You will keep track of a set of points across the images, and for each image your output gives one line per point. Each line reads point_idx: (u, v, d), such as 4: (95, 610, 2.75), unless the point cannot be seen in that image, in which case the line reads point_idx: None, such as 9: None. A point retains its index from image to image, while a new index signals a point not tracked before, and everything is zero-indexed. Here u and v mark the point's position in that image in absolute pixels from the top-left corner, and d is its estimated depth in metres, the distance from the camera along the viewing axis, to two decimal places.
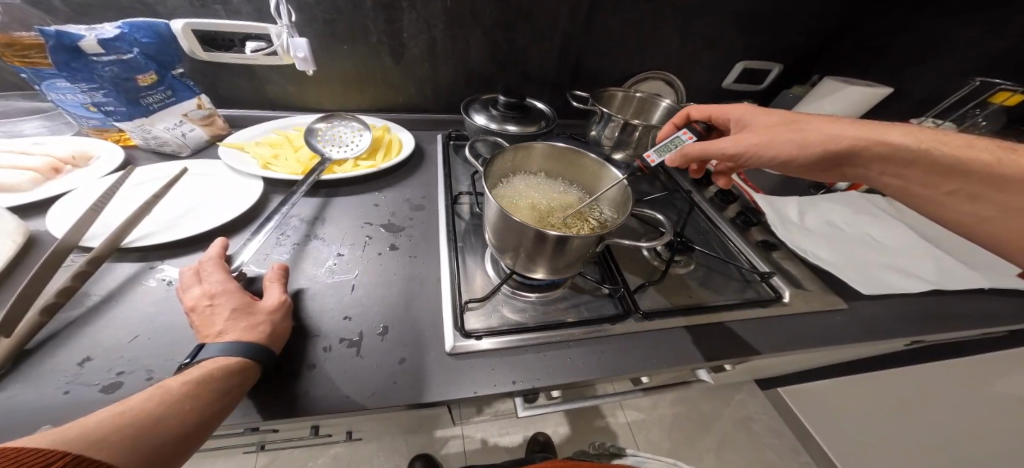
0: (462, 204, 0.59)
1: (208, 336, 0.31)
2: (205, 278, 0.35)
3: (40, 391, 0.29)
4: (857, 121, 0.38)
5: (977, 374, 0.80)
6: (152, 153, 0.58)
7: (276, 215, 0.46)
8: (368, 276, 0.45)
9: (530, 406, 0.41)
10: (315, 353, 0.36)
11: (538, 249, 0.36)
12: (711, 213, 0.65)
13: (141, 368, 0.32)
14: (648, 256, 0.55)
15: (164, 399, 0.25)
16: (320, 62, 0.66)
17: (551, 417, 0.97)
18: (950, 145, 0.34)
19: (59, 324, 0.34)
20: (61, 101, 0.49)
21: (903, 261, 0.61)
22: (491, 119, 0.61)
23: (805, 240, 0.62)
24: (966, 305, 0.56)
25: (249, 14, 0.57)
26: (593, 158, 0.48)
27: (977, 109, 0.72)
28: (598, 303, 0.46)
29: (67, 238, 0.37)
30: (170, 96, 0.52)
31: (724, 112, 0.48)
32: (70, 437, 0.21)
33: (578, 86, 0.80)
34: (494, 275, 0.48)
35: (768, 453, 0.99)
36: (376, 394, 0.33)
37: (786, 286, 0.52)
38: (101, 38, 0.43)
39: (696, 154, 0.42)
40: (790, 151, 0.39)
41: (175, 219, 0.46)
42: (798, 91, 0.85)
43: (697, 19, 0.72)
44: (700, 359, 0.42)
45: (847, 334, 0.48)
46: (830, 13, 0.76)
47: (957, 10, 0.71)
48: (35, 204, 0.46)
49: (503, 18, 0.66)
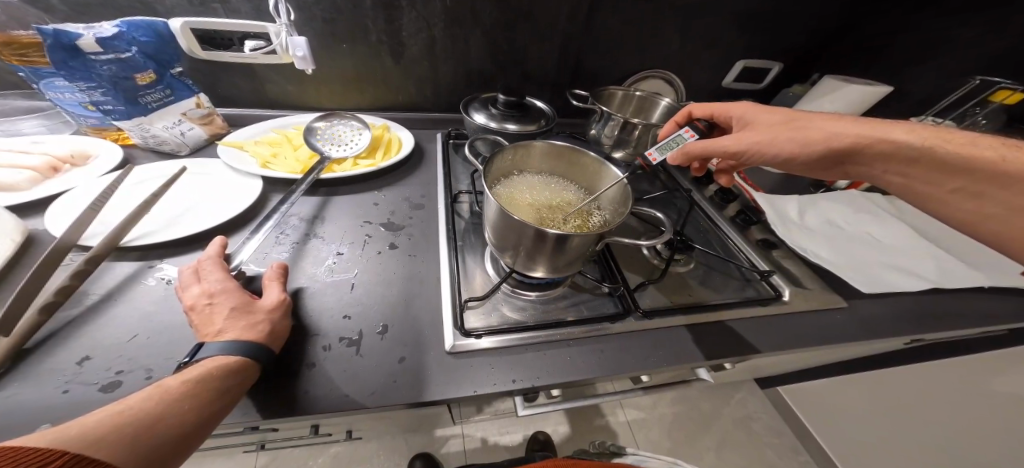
0: (462, 204, 0.59)
1: (208, 335, 0.31)
2: (205, 277, 0.35)
3: (39, 390, 0.29)
4: (860, 119, 0.38)
5: (977, 374, 0.80)
6: (152, 152, 0.58)
7: (275, 214, 0.46)
8: (368, 276, 0.45)
9: (530, 405, 0.41)
10: (315, 353, 0.35)
11: (538, 247, 0.36)
12: (711, 212, 0.65)
13: (141, 368, 0.32)
14: (648, 255, 0.55)
15: (164, 398, 0.25)
16: (319, 62, 0.65)
17: (551, 417, 0.97)
18: (954, 144, 0.34)
19: (59, 323, 0.34)
20: (59, 99, 0.48)
21: (903, 260, 0.61)
22: (491, 117, 0.61)
23: (805, 239, 0.61)
24: (967, 304, 0.56)
25: (248, 13, 0.57)
26: (594, 157, 0.48)
27: (977, 108, 0.72)
28: (598, 302, 0.46)
29: (67, 237, 0.37)
30: (169, 95, 0.52)
31: (725, 111, 0.48)
32: (69, 436, 0.21)
33: (578, 86, 0.80)
34: (494, 274, 0.48)
35: (767, 452, 0.99)
36: (376, 394, 0.33)
37: (786, 285, 0.52)
38: (99, 37, 0.43)
39: (697, 152, 0.42)
40: (792, 149, 0.39)
41: (175, 218, 0.46)
42: (798, 90, 0.85)
43: (697, 18, 0.72)
44: (700, 359, 0.41)
45: (847, 333, 0.48)
46: (830, 12, 0.76)
47: (957, 10, 0.71)
48: (35, 203, 0.46)
49: (502, 18, 0.66)
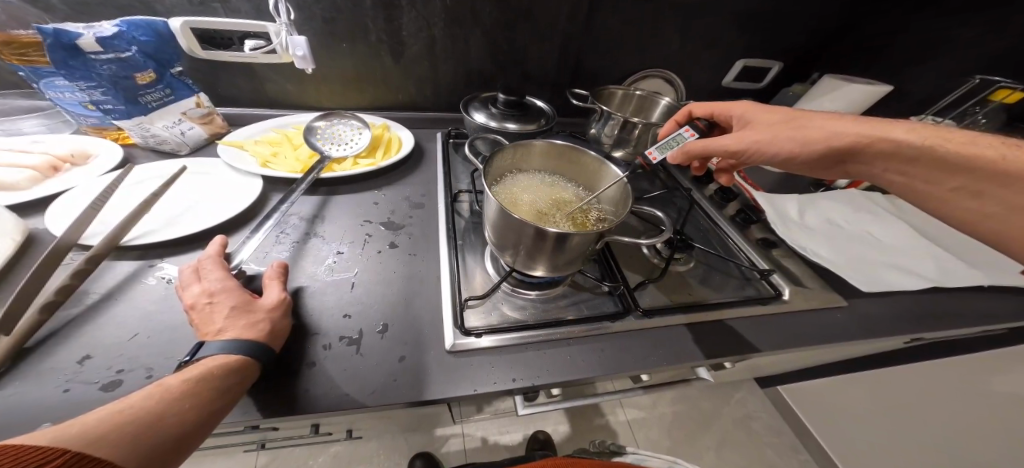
0: (462, 203, 0.59)
1: (208, 334, 0.31)
2: (205, 276, 0.35)
3: (40, 389, 0.29)
4: (861, 118, 0.38)
5: (976, 374, 0.81)
6: (152, 152, 0.58)
7: (275, 213, 0.46)
8: (367, 275, 0.45)
9: (530, 404, 0.41)
10: (315, 352, 0.35)
11: (537, 246, 0.36)
12: (711, 211, 0.65)
13: (141, 367, 0.32)
14: (648, 254, 0.55)
15: (164, 397, 0.25)
16: (319, 62, 0.65)
17: (551, 416, 0.97)
18: (954, 143, 0.34)
19: (59, 322, 0.34)
20: (59, 99, 0.48)
21: (903, 259, 0.61)
22: (492, 117, 0.61)
23: (805, 238, 0.61)
24: (967, 303, 0.56)
25: (248, 13, 0.57)
26: (593, 156, 0.48)
27: (977, 107, 0.72)
28: (598, 301, 0.47)
29: (67, 236, 0.37)
30: (170, 95, 0.52)
31: (726, 109, 0.48)
32: (69, 435, 0.21)
33: (578, 86, 0.80)
34: (494, 273, 0.48)
35: (767, 451, 0.99)
36: (376, 393, 0.33)
37: (786, 284, 0.52)
38: (99, 36, 0.43)
39: (697, 152, 0.43)
40: (792, 149, 0.39)
41: (175, 217, 0.46)
42: (798, 90, 0.85)
43: (697, 19, 0.72)
44: (700, 358, 0.42)
45: (847, 333, 0.48)
46: (829, 12, 0.76)
47: (957, 10, 0.71)
48: (36, 202, 0.46)
49: (502, 18, 0.66)
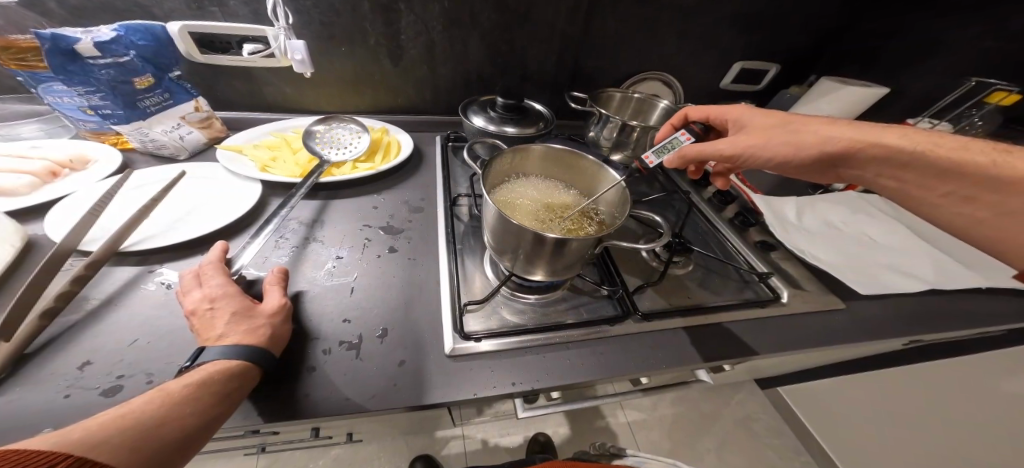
0: (461, 207, 0.59)
1: (208, 339, 0.31)
2: (206, 281, 0.35)
3: (41, 394, 0.29)
4: (855, 122, 0.38)
5: (974, 374, 0.81)
6: (151, 156, 0.57)
7: (275, 218, 0.46)
8: (366, 280, 0.44)
9: (530, 406, 0.41)
10: (315, 356, 0.36)
11: (537, 251, 0.36)
12: (710, 213, 0.66)
13: (141, 372, 0.32)
14: (648, 257, 0.56)
15: (165, 402, 0.25)
16: (318, 64, 0.65)
17: (551, 418, 0.98)
18: (946, 147, 0.34)
19: (60, 327, 0.34)
20: (59, 104, 0.49)
21: (901, 260, 0.61)
22: (490, 120, 0.61)
23: (804, 239, 0.62)
24: (964, 305, 0.56)
25: (247, 16, 0.56)
26: (592, 160, 0.48)
27: (975, 109, 0.70)
28: (598, 304, 0.47)
29: (66, 241, 0.37)
30: (168, 99, 0.52)
31: (720, 114, 0.48)
32: (72, 438, 0.21)
33: (577, 87, 0.79)
34: (494, 277, 0.48)
35: (767, 452, 0.99)
36: (377, 396, 0.33)
37: (785, 286, 0.52)
38: (97, 41, 0.43)
39: (693, 155, 0.42)
40: (785, 153, 0.40)
41: (175, 221, 0.46)
42: (797, 90, 0.84)
43: (697, 20, 0.72)
44: (700, 360, 0.42)
45: (845, 334, 0.48)
46: (829, 12, 0.76)
47: (957, 10, 0.71)
48: (36, 206, 0.46)
49: (501, 20, 0.66)
